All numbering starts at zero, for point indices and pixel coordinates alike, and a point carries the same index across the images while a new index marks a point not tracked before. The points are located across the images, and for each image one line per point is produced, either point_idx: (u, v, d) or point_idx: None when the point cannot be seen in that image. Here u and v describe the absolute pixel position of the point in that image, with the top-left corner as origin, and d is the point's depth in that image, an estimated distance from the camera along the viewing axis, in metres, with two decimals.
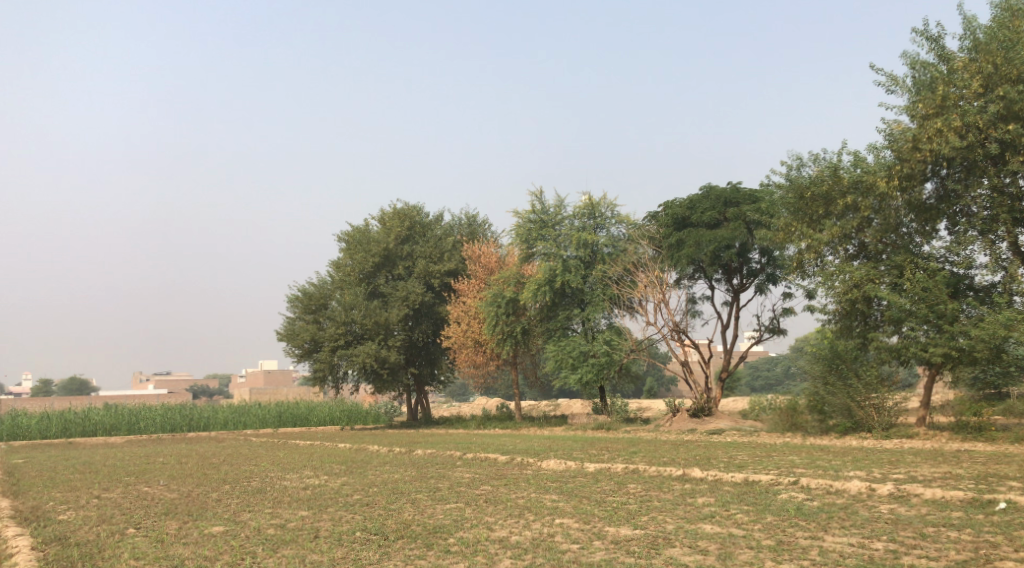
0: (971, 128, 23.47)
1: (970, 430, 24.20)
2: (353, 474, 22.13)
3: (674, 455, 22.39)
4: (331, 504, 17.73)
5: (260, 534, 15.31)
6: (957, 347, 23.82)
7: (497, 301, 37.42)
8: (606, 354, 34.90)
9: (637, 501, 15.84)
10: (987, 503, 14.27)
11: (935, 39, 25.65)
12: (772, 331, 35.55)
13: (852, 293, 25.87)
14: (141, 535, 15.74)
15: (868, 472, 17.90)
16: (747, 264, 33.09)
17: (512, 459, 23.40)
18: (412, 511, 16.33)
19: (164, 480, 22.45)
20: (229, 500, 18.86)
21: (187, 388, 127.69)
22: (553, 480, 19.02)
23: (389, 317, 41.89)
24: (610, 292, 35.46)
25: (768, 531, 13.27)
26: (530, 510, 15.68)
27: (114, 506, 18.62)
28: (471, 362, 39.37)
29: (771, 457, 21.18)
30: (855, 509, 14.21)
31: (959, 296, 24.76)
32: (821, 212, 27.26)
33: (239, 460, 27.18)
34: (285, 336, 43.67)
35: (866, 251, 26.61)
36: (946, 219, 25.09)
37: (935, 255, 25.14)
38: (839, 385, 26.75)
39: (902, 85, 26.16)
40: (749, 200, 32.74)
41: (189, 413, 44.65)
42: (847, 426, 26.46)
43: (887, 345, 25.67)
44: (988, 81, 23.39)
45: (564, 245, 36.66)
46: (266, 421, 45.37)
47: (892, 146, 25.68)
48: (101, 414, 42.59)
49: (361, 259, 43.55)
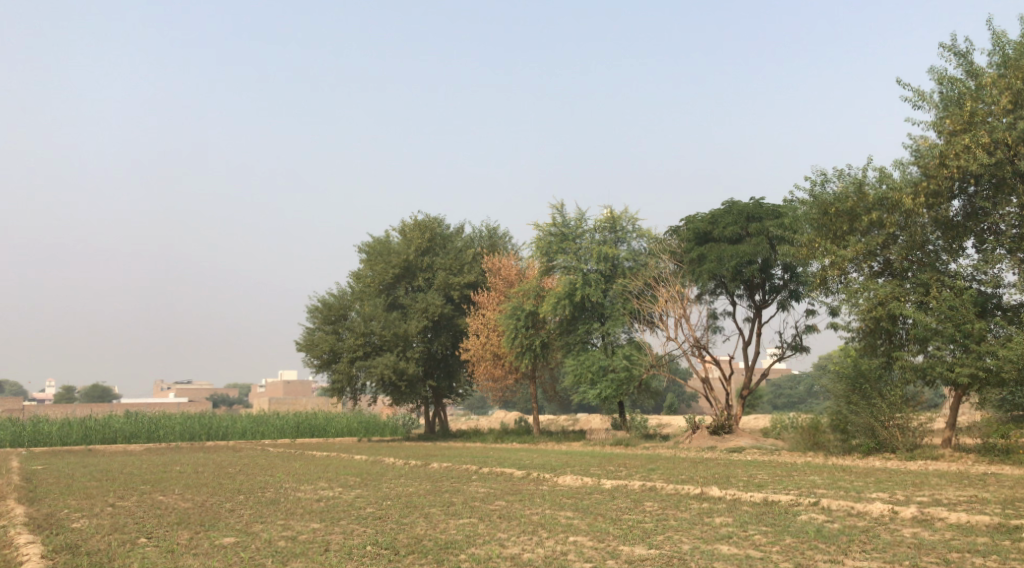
0: (1000, 145, 23.10)
1: (997, 453, 23.81)
2: (368, 486, 21.96)
3: (693, 473, 22.05)
4: (344, 516, 17.55)
5: (271, 546, 15.14)
6: (984, 368, 23.34)
7: (517, 314, 37.30)
8: (626, 369, 34.57)
9: (653, 520, 15.53)
10: (1014, 529, 13.85)
11: (963, 55, 25.31)
12: (795, 348, 35.11)
13: (877, 310, 25.41)
14: (151, 544, 15.63)
15: (891, 494, 17.48)
16: (770, 280, 32.71)
17: (529, 474, 23.17)
18: (425, 526, 16.11)
19: (179, 489, 22.37)
20: (241, 511, 18.73)
21: (210, 397, 128.79)
22: (569, 497, 18.74)
23: (408, 329, 41.85)
24: (630, 307, 35.19)
25: (787, 553, 12.92)
26: (545, 526, 15.44)
27: (128, 515, 18.53)
28: (490, 375, 39.14)
29: (791, 476, 20.80)
30: (877, 533, 13.81)
31: (987, 315, 24.33)
32: (845, 228, 26.82)
33: (256, 470, 27.13)
34: (304, 345, 43.67)
35: (890, 268, 26.14)
36: (974, 236, 24.70)
37: (962, 274, 24.66)
38: (862, 404, 26.28)
39: (929, 101, 25.80)
40: (772, 215, 32.32)
41: (208, 421, 44.72)
42: (870, 446, 25.95)
43: (912, 365, 25.22)
44: (1018, 97, 22.98)
45: (584, 258, 36.42)
46: (284, 431, 45.38)
47: (919, 162, 25.28)
48: (121, 421, 42.72)
49: (382, 270, 43.64)
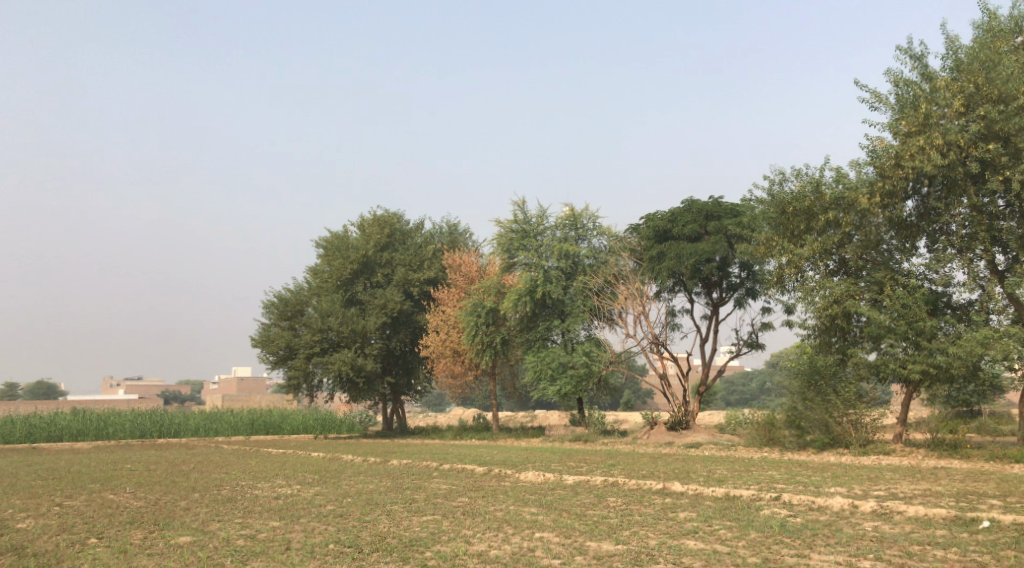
0: (953, 146, 23.50)
1: (945, 447, 24.28)
2: (327, 483, 21.73)
3: (654, 468, 22.20)
4: (304, 514, 17.38)
5: (228, 545, 14.92)
6: (935, 364, 23.82)
7: (477, 311, 37.12)
8: (585, 365, 34.71)
9: (618, 515, 15.62)
10: (971, 521, 14.17)
11: (918, 58, 25.77)
12: (751, 345, 35.55)
13: (832, 308, 25.77)
14: (103, 545, 15.31)
15: (848, 489, 17.75)
16: (727, 278, 33.07)
17: (490, 471, 23.12)
18: (388, 523, 16.02)
19: (131, 488, 21.97)
20: (197, 509, 18.47)
21: (160, 394, 127.44)
22: (532, 493, 18.75)
23: (366, 326, 41.59)
24: (591, 304, 35.29)
25: (753, 548, 13.06)
26: (510, 523, 15.44)
27: (76, 515, 18.13)
28: (449, 372, 38.99)
29: (750, 471, 21.02)
30: (840, 527, 14.04)
31: (938, 313, 24.81)
32: (802, 227, 27.14)
33: (210, 468, 26.79)
34: (259, 341, 43.06)
35: (845, 267, 26.65)
36: (926, 236, 25.18)
37: (915, 273, 25.12)
38: (817, 400, 26.82)
39: (886, 102, 26.21)
40: (730, 214, 32.64)
41: (159, 418, 43.98)
42: (824, 441, 26.47)
43: (866, 362, 25.60)
44: (970, 100, 23.50)
45: (545, 255, 36.53)
46: (239, 428, 44.81)
47: (874, 162, 25.62)
48: (67, 419, 41.85)
49: (339, 266, 43.08)
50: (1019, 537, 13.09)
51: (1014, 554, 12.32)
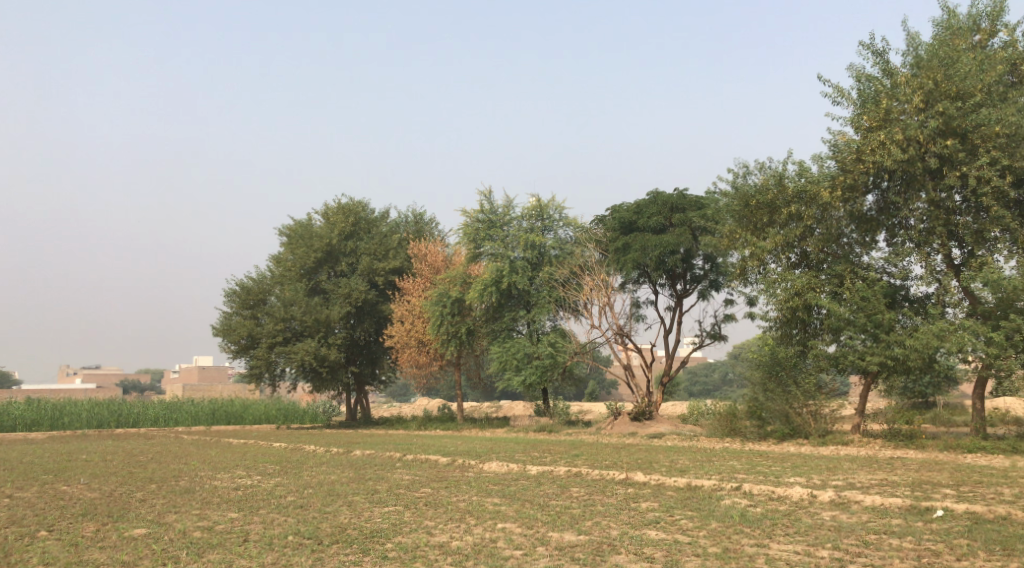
0: (912, 142, 23.85)
1: (901, 438, 24.72)
2: (288, 474, 21.62)
3: (616, 459, 22.32)
4: (264, 505, 17.29)
5: (184, 538, 14.80)
6: (892, 357, 24.23)
7: (442, 301, 36.95)
8: (550, 356, 34.81)
9: (580, 505, 15.71)
10: (925, 510, 14.48)
11: (879, 54, 26.12)
12: (713, 336, 35.89)
13: (793, 301, 26.01)
14: (54, 538, 15.11)
15: (807, 479, 18.00)
16: (690, 270, 33.37)
17: (454, 461, 23.13)
18: (349, 515, 15.99)
19: (85, 479, 21.69)
20: (153, 500, 18.30)
21: (120, 383, 125.83)
22: (495, 483, 18.80)
23: (330, 315, 41.33)
24: (556, 294, 35.41)
25: (714, 538, 13.22)
26: (472, 514, 15.46)
27: (28, 507, 17.87)
28: (414, 362, 38.90)
29: (711, 462, 21.23)
30: (799, 517, 14.24)
31: (896, 306, 25.21)
32: (765, 220, 27.37)
33: (169, 458, 26.53)
34: (221, 330, 42.63)
35: (807, 260, 26.92)
36: (885, 230, 25.66)
37: (875, 266, 25.51)
38: (778, 391, 27.16)
39: (848, 97, 26.53)
40: (695, 207, 32.87)
41: (117, 408, 43.46)
42: (784, 432, 26.83)
43: (826, 354, 25.96)
44: (929, 97, 23.75)
45: (511, 245, 36.56)
46: (199, 418, 44.34)
47: (836, 156, 25.92)
48: (22, 409, 41.24)
49: (303, 254, 42.77)
50: (972, 525, 13.38)
51: (968, 543, 12.59)
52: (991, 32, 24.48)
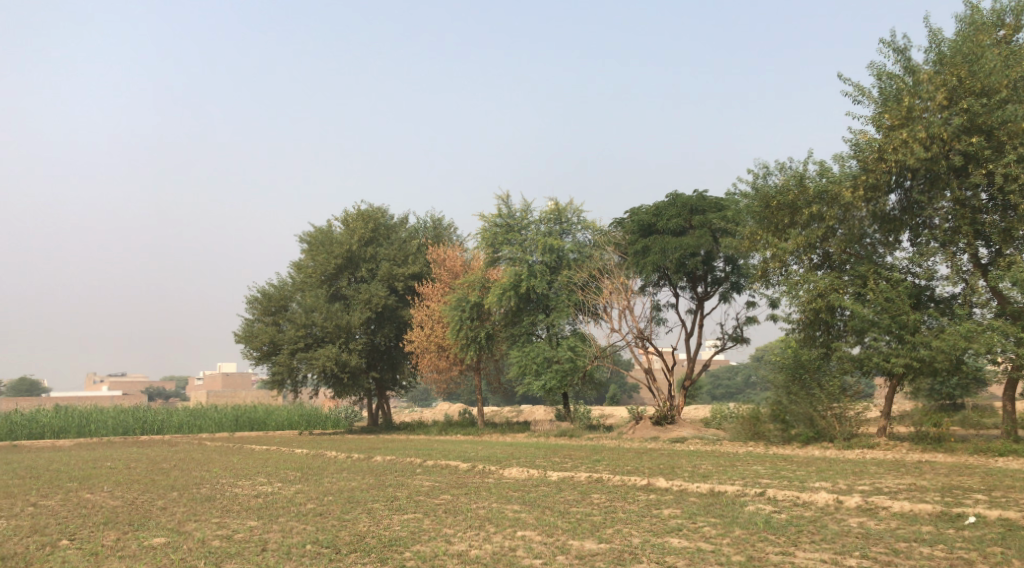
0: (935, 140, 23.48)
1: (929, 441, 24.28)
2: (309, 481, 21.50)
3: (638, 464, 22.07)
4: (283, 513, 17.18)
5: (203, 547, 14.72)
6: (918, 358, 23.84)
7: (462, 306, 36.86)
8: (570, 360, 34.59)
9: (601, 512, 15.49)
10: (957, 517, 14.13)
11: (901, 51, 25.74)
12: (736, 339, 35.52)
13: (816, 302, 25.69)
14: (74, 547, 15.07)
15: (833, 483, 17.66)
16: (711, 272, 33.02)
17: (474, 467, 22.96)
18: (368, 522, 15.85)
19: (108, 487, 21.70)
20: (174, 508, 18.26)
21: (145, 390, 127.09)
22: (515, 490, 18.60)
23: (351, 321, 41.33)
24: (576, 298, 35.17)
25: (738, 546, 12.96)
26: (491, 521, 15.29)
27: (51, 515, 17.88)
28: (434, 367, 38.76)
29: (735, 466, 20.92)
30: (824, 523, 13.96)
31: (921, 307, 24.78)
32: (786, 221, 27.10)
33: (191, 465, 26.53)
34: (243, 337, 42.75)
35: (829, 261, 26.59)
36: (909, 230, 25.20)
37: (898, 266, 25.11)
38: (802, 394, 26.78)
39: (869, 95, 26.18)
40: (715, 208, 32.54)
41: (142, 414, 43.66)
42: (809, 435, 26.43)
43: (850, 356, 25.58)
44: (952, 93, 23.42)
45: (530, 249, 36.38)
46: (222, 425, 44.42)
47: (858, 155, 25.55)
48: (49, 416, 41.52)
49: (324, 261, 42.81)
50: (1004, 532, 13.06)
51: (1001, 551, 12.27)
52: (1015, 28, 24.02)
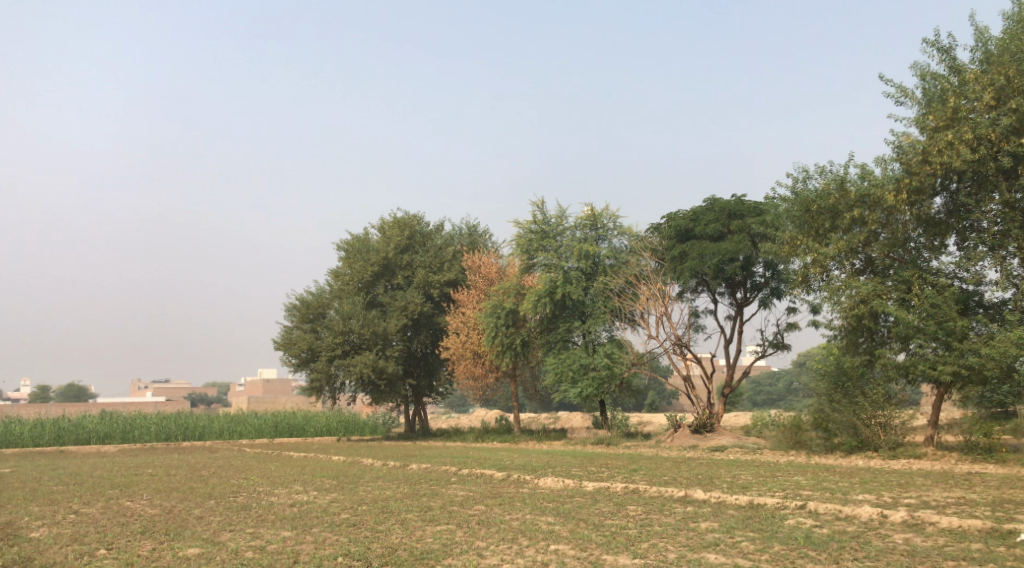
0: (983, 141, 22.81)
1: (979, 451, 23.50)
2: (344, 490, 21.38)
3: (676, 474, 21.61)
4: (317, 523, 17.03)
5: (237, 557, 14.58)
6: (966, 366, 23.09)
7: (497, 312, 36.63)
8: (607, 367, 34.21)
9: (636, 525, 15.10)
10: (1008, 533, 13.53)
11: (946, 50, 25.04)
12: (776, 346, 34.85)
13: (859, 308, 25.07)
14: (110, 557, 15.02)
15: (877, 496, 17.08)
16: (750, 278, 32.39)
17: (510, 476, 22.64)
18: (401, 534, 15.62)
19: (147, 494, 21.74)
20: (210, 518, 18.20)
21: (188, 397, 128.55)
22: (550, 501, 18.26)
23: (387, 328, 41.30)
24: (612, 305, 34.78)
25: (777, 563, 12.52)
26: (524, 534, 14.97)
27: (90, 523, 17.91)
28: (470, 374, 38.49)
29: (776, 477, 20.38)
30: (868, 539, 13.45)
31: (969, 313, 24.03)
32: (827, 226, 26.52)
33: (229, 472, 26.55)
34: (281, 344, 42.89)
35: (872, 266, 25.93)
36: (956, 234, 24.41)
37: (944, 272, 24.41)
38: (845, 402, 26.10)
39: (912, 97, 25.52)
40: (754, 213, 31.96)
41: (184, 421, 43.96)
42: (852, 444, 25.75)
43: (894, 363, 24.90)
44: (1000, 93, 22.74)
45: (565, 256, 36.05)
46: (262, 431, 44.60)
47: (901, 158, 24.93)
48: (94, 422, 41.96)
49: (360, 268, 42.85)
50: None
51: None
52: None
